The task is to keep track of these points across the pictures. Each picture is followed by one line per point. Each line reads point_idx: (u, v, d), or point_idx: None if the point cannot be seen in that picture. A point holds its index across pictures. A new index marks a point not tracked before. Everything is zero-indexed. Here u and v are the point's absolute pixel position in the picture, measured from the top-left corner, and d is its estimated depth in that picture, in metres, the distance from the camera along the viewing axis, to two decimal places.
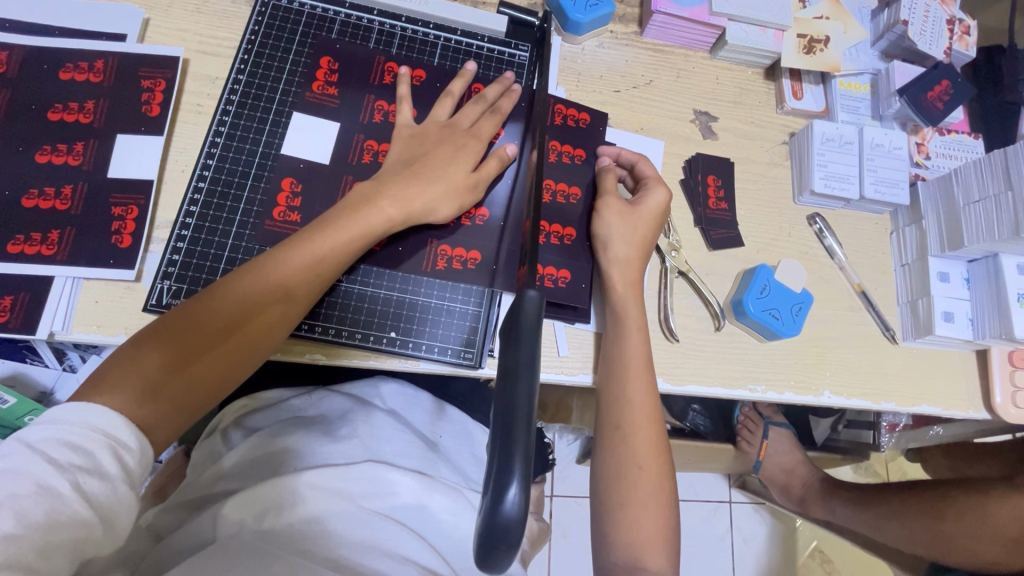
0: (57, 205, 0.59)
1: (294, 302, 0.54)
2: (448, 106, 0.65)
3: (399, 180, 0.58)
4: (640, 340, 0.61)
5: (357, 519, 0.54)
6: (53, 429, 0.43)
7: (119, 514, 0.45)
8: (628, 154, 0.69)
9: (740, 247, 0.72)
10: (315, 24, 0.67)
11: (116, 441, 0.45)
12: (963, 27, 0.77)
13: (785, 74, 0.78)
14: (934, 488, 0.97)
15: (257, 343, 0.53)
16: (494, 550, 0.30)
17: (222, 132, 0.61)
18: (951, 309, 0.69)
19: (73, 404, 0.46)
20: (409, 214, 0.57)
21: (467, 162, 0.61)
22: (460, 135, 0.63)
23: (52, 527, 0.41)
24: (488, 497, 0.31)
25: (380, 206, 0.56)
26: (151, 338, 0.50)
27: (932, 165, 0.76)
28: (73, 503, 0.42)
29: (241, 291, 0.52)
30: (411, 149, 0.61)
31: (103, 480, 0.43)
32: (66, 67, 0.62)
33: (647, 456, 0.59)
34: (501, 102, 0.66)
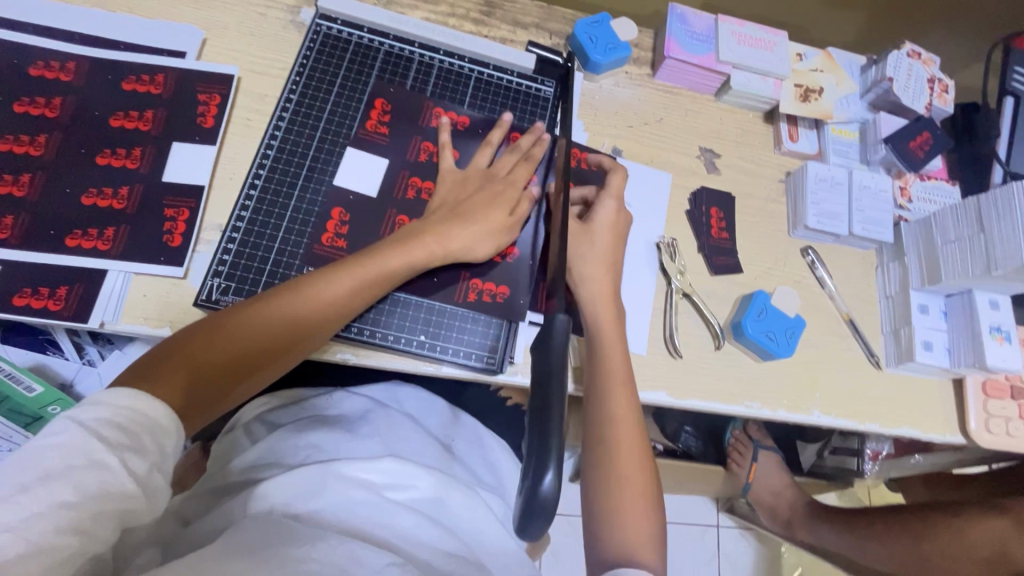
0: (113, 204, 0.63)
1: (328, 325, 0.58)
2: (488, 153, 0.71)
3: (446, 222, 0.64)
4: (621, 348, 0.66)
5: (381, 508, 0.58)
6: (101, 408, 0.45)
7: (155, 492, 0.47)
8: (619, 185, 0.72)
9: (739, 274, 0.78)
10: (361, 53, 0.73)
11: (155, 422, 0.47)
12: (942, 86, 0.86)
13: (782, 118, 0.86)
14: (914, 512, 1.02)
15: (288, 357, 0.58)
16: (529, 522, 0.34)
17: (274, 145, 0.67)
18: (931, 338, 0.75)
19: (122, 390, 0.48)
20: (448, 252, 0.63)
21: (506, 207, 0.67)
22: (499, 183, 0.68)
23: (102, 500, 0.43)
24: (528, 480, 0.34)
25: (424, 240, 0.62)
26: (189, 342, 0.53)
27: (914, 208, 0.83)
28: (120, 478, 0.44)
29: (283, 308, 0.56)
30: (455, 194, 0.67)
31: (146, 458, 0.45)
32: (129, 78, 0.67)
33: (633, 458, 0.62)
34: (535, 151, 0.72)
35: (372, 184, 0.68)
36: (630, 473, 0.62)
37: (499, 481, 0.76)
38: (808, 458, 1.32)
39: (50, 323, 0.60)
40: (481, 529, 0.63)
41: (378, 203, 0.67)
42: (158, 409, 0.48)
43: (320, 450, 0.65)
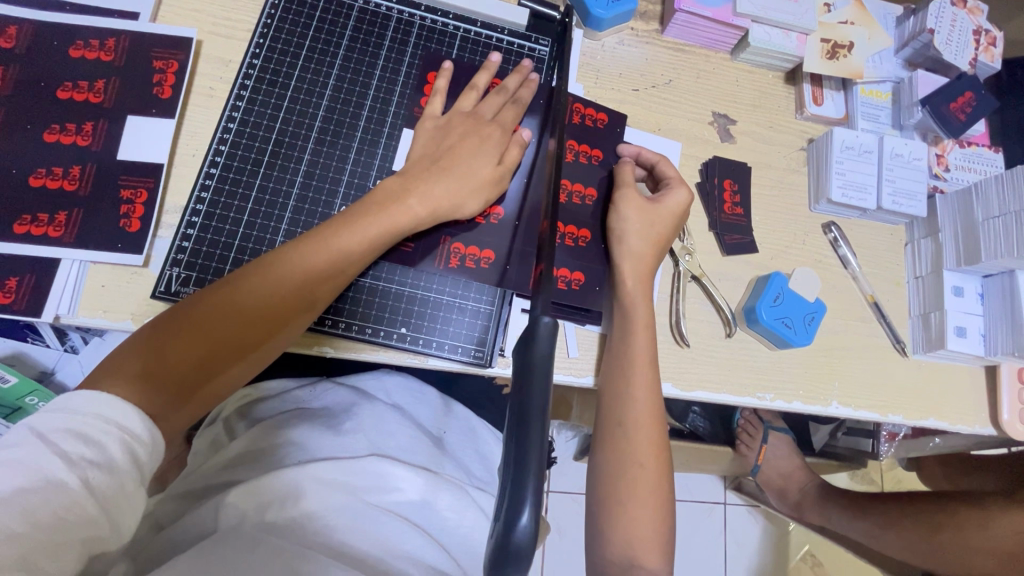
0: (65, 185, 0.58)
1: (311, 300, 0.53)
2: (473, 98, 0.64)
3: (425, 176, 0.58)
4: (646, 336, 0.60)
5: (363, 516, 0.54)
6: (64, 418, 0.41)
7: (125, 511, 0.43)
8: (648, 154, 0.68)
9: (754, 253, 0.71)
10: (332, 11, 0.65)
11: (127, 432, 0.43)
12: (990, 38, 0.76)
13: (805, 79, 0.77)
14: (933, 500, 0.97)
15: (273, 340, 0.52)
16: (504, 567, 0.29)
17: (236, 117, 0.60)
18: (964, 323, 0.69)
19: (85, 393, 0.44)
20: (436, 212, 0.57)
21: (492, 155, 0.61)
22: (484, 126, 0.62)
23: (59, 525, 0.39)
24: (500, 523, 0.30)
25: (408, 204, 0.56)
26: (160, 334, 0.48)
27: (951, 177, 0.75)
28: (81, 498, 0.40)
29: (260, 287, 0.51)
30: (436, 141, 0.60)
31: (111, 475, 0.41)
32: (76, 44, 0.61)
33: (648, 453, 0.57)
34: (521, 92, 0.65)
35: (346, 159, 0.61)
36: (647, 467, 0.57)
37: (493, 475, 0.72)
38: (821, 438, 1.25)
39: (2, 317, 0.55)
40: (472, 534, 0.59)
41: (352, 179, 0.61)
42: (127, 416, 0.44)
43: (300, 449, 0.61)
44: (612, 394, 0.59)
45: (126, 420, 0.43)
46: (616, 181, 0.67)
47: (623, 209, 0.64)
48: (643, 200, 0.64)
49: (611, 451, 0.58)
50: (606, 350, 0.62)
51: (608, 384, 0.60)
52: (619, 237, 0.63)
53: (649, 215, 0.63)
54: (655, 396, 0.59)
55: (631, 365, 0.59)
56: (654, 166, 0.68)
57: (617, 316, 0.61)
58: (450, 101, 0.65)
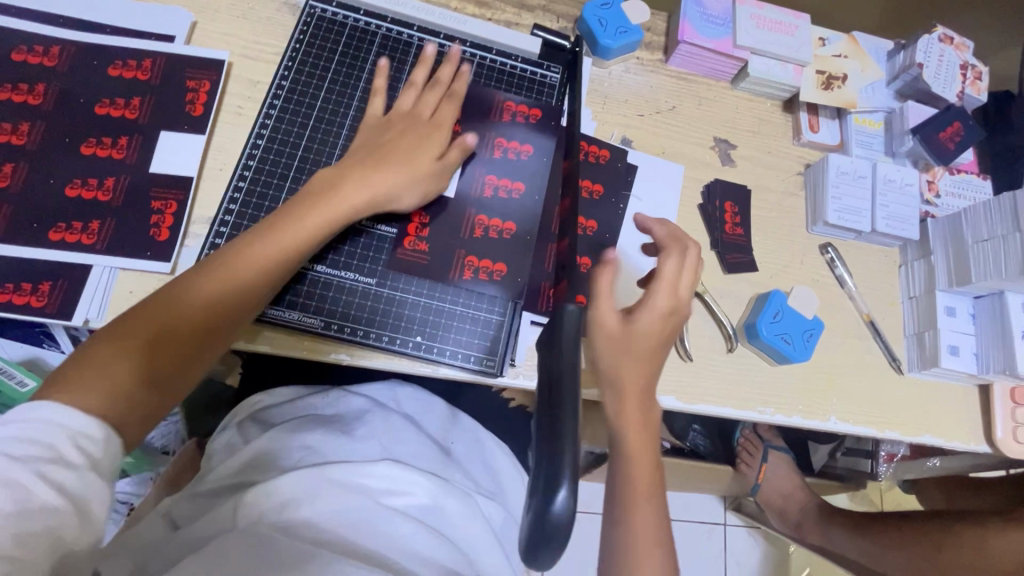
0: (98, 196, 0.60)
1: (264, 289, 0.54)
2: (412, 95, 0.65)
3: (362, 166, 0.59)
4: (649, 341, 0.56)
5: (376, 515, 0.55)
6: (9, 425, 0.41)
7: (92, 502, 0.42)
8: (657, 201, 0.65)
9: (754, 272, 0.74)
10: (357, 37, 0.69)
11: (77, 428, 0.42)
12: (975, 72, 0.81)
13: (802, 107, 0.81)
14: (932, 519, 0.98)
15: (228, 331, 0.53)
16: (541, 549, 0.31)
17: (264, 134, 0.64)
18: (957, 342, 0.71)
19: (30, 404, 0.43)
20: (375, 201, 0.59)
21: (432, 150, 0.63)
22: (423, 123, 0.64)
23: (23, 518, 0.38)
24: (535, 500, 0.31)
25: (343, 193, 0.58)
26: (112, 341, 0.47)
27: (942, 203, 0.78)
28: (40, 493, 0.39)
29: (213, 283, 0.52)
30: (372, 137, 0.62)
31: (69, 469, 0.41)
32: (114, 64, 0.64)
33: (643, 479, 0.53)
34: (455, 84, 0.67)
35: None
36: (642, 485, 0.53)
37: (499, 486, 0.73)
38: (821, 458, 1.24)
39: (32, 320, 0.57)
40: (478, 539, 0.61)
41: None
42: (82, 415, 0.43)
43: (317, 452, 0.63)
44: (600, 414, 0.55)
45: (76, 418, 0.43)
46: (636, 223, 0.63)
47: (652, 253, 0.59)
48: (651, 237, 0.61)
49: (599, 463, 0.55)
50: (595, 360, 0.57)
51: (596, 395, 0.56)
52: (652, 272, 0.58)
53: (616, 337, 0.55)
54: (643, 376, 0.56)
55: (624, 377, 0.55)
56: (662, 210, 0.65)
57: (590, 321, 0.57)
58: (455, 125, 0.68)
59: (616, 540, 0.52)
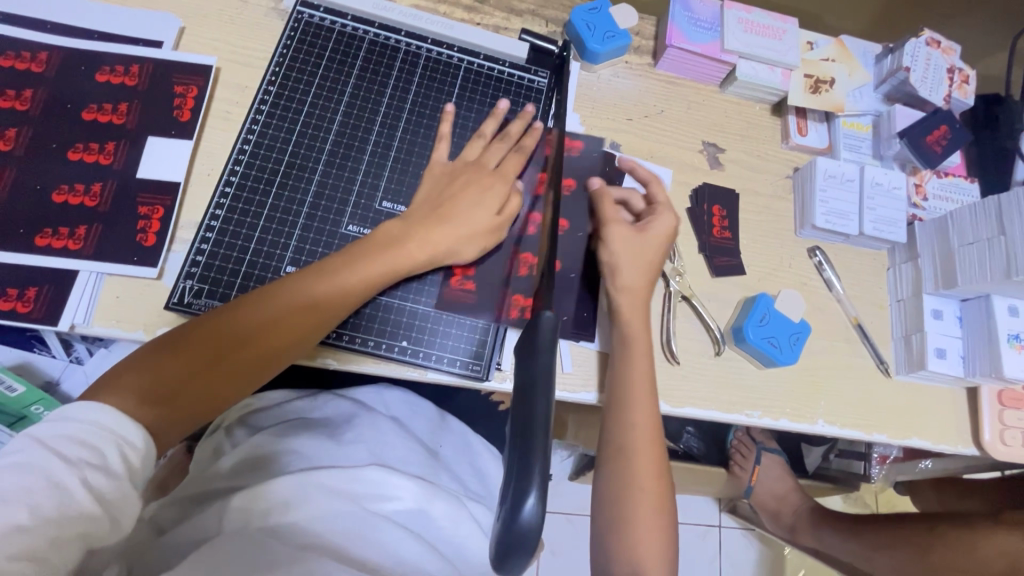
0: (85, 202, 0.61)
1: (319, 326, 0.56)
2: (479, 146, 0.67)
3: (426, 221, 0.61)
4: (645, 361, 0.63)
5: (362, 520, 0.55)
6: (63, 426, 0.43)
7: (125, 511, 0.44)
8: (642, 172, 0.72)
9: (742, 275, 0.74)
10: (345, 43, 0.69)
11: (124, 440, 0.45)
12: (963, 76, 0.81)
13: (790, 111, 0.81)
14: (923, 521, 0.99)
15: (269, 362, 0.55)
16: (510, 554, 0.31)
17: (251, 140, 0.64)
18: (944, 345, 0.71)
19: (84, 404, 0.46)
20: (434, 255, 0.60)
21: (493, 204, 0.64)
22: (486, 175, 0.65)
23: (63, 519, 0.40)
24: (506, 506, 0.31)
25: (408, 248, 0.59)
26: (163, 348, 0.51)
27: (930, 206, 0.79)
28: (82, 499, 0.41)
29: (268, 308, 0.54)
30: (441, 189, 0.63)
31: (110, 477, 0.43)
32: (102, 69, 0.65)
33: (647, 478, 0.59)
34: (524, 140, 0.69)
35: (354, 180, 0.65)
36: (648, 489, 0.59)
37: (489, 489, 0.73)
38: (814, 460, 1.24)
39: (18, 325, 0.58)
40: (464, 542, 0.61)
41: (359, 200, 0.64)
42: (123, 425, 0.46)
43: (304, 457, 0.63)
44: (614, 419, 0.61)
45: (125, 429, 0.46)
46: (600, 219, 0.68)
47: (613, 244, 0.66)
48: (630, 231, 0.67)
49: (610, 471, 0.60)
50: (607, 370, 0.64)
51: (610, 411, 0.61)
52: (613, 270, 0.66)
53: (637, 241, 0.66)
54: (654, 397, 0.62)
55: (632, 386, 0.61)
56: (648, 184, 0.71)
57: (616, 335, 0.64)
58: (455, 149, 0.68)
59: (619, 539, 0.58)
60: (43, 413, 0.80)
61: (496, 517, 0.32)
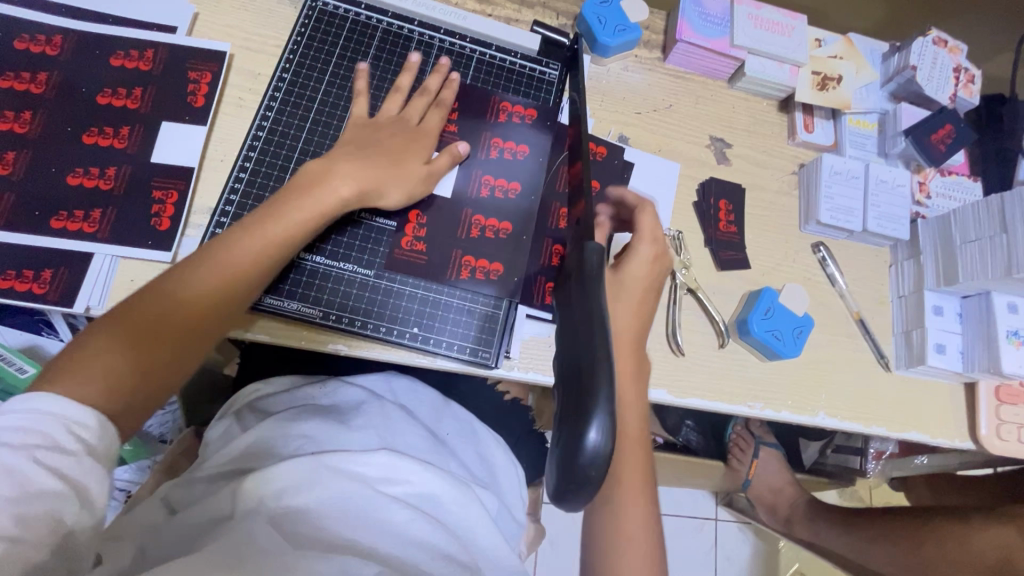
0: (100, 184, 0.61)
1: (246, 282, 0.55)
2: (438, 111, 0.67)
3: (380, 171, 0.61)
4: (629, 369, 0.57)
5: (373, 502, 0.56)
6: (2, 416, 0.43)
7: (96, 488, 0.45)
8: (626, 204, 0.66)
9: (747, 269, 0.75)
10: (358, 31, 0.70)
11: (73, 421, 0.45)
12: (969, 76, 0.82)
13: (798, 107, 0.82)
14: (917, 515, 1.00)
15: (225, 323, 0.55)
16: (573, 481, 0.31)
17: (265, 126, 0.64)
18: (944, 341, 0.73)
19: (25, 394, 0.45)
20: (367, 200, 0.60)
21: (421, 154, 0.64)
22: (414, 127, 0.65)
23: (26, 504, 0.41)
24: (567, 437, 0.32)
25: (333, 189, 0.58)
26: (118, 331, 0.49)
27: (932, 205, 0.80)
28: (39, 480, 0.42)
29: (192, 268, 0.53)
30: (364, 137, 0.63)
31: (62, 456, 0.43)
32: (116, 54, 0.65)
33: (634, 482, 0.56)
34: (453, 96, 0.68)
35: None
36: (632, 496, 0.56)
37: (492, 475, 0.75)
38: (811, 454, 1.29)
39: (34, 307, 0.58)
40: (474, 526, 0.62)
41: None
42: (72, 402, 0.45)
43: (314, 442, 0.63)
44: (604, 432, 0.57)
45: (71, 406, 0.45)
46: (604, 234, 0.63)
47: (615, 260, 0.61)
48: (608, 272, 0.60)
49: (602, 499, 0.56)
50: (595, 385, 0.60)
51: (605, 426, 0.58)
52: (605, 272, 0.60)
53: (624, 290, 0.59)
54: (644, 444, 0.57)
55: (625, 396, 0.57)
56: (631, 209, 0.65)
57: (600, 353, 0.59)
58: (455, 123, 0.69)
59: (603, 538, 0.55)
60: None
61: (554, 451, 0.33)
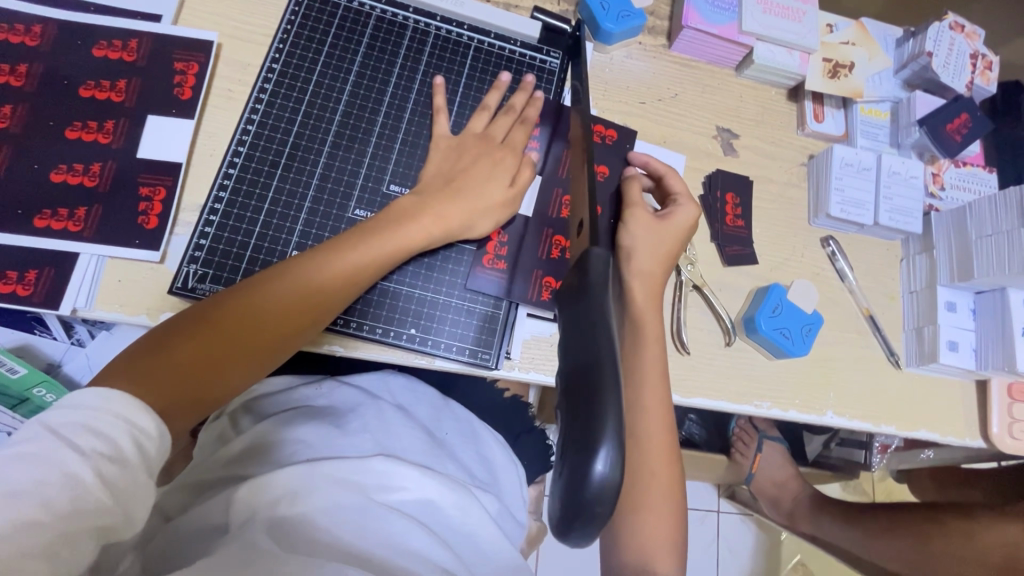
0: (85, 181, 0.59)
1: (327, 307, 0.55)
2: (485, 119, 0.66)
3: (441, 196, 0.60)
4: (657, 350, 0.61)
5: (370, 510, 0.55)
6: (73, 414, 0.42)
7: (137, 502, 0.43)
8: (656, 164, 0.69)
9: (755, 265, 0.73)
10: (350, 19, 0.67)
11: (136, 428, 0.44)
12: (986, 62, 0.79)
13: (807, 96, 0.79)
14: (924, 511, 0.99)
15: (278, 344, 0.54)
16: (574, 519, 0.30)
17: (254, 120, 0.62)
18: (957, 338, 0.71)
19: (95, 390, 0.44)
20: (448, 231, 0.59)
21: (506, 176, 0.63)
22: (496, 148, 0.64)
23: (77, 515, 0.39)
24: (571, 463, 0.30)
25: (420, 223, 0.58)
26: (177, 333, 0.50)
27: (946, 196, 0.77)
28: (97, 492, 0.40)
29: (278, 289, 0.53)
30: (449, 163, 0.63)
31: (125, 469, 0.42)
32: (99, 44, 0.62)
33: (660, 463, 0.58)
34: (528, 110, 0.67)
35: (361, 163, 0.63)
36: (660, 477, 0.58)
37: (494, 476, 0.73)
38: (814, 449, 1.25)
39: (19, 309, 0.56)
40: (475, 531, 0.61)
41: (365, 185, 0.63)
42: (138, 412, 0.45)
43: (311, 446, 0.62)
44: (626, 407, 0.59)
45: (136, 416, 0.44)
46: (625, 198, 0.67)
47: (632, 226, 0.64)
48: (651, 217, 0.65)
49: (626, 489, 0.57)
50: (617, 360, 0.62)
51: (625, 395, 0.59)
52: (629, 253, 0.64)
53: (657, 229, 0.64)
54: (670, 431, 0.59)
55: (643, 375, 0.59)
56: (661, 178, 0.69)
57: (626, 320, 0.62)
58: (457, 120, 0.67)
59: (626, 527, 0.57)
60: (45, 395, 0.80)
61: (558, 477, 0.31)
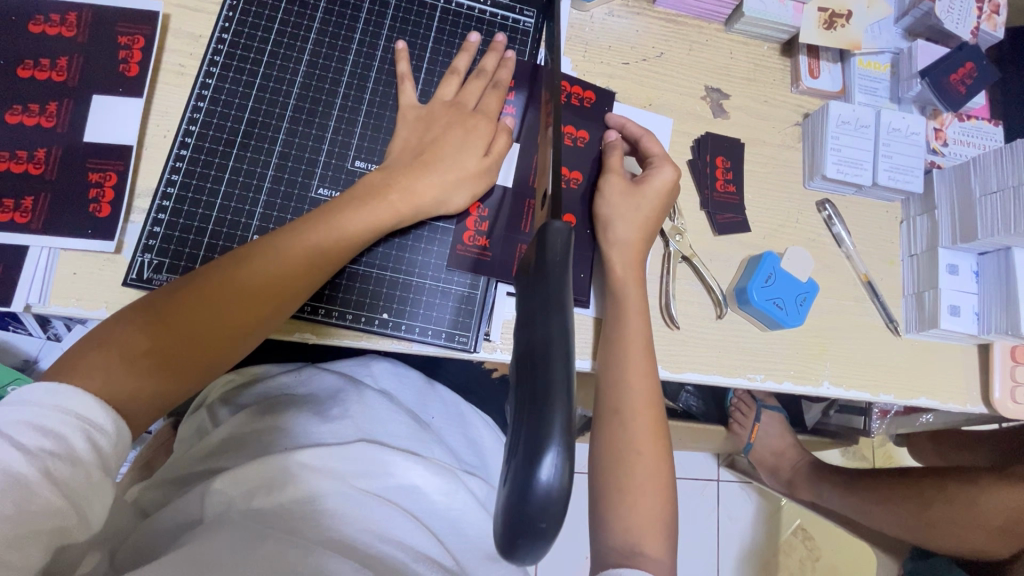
0: (30, 169, 0.55)
1: (294, 294, 0.52)
2: (454, 84, 0.61)
3: (409, 170, 0.56)
4: (641, 324, 0.58)
5: (351, 499, 0.54)
6: (16, 412, 0.40)
7: (94, 502, 0.41)
8: (633, 127, 0.65)
9: (747, 232, 0.69)
10: None
11: (89, 423, 0.42)
12: (993, 6, 0.73)
13: (802, 50, 0.74)
14: (923, 477, 0.98)
15: (243, 336, 0.50)
16: (520, 537, 0.26)
17: (205, 96, 0.58)
18: (959, 302, 0.68)
19: (43, 384, 0.42)
20: (419, 208, 0.56)
21: (478, 145, 0.59)
22: (468, 115, 0.60)
23: (24, 517, 0.37)
24: (518, 467, 0.27)
25: (388, 200, 0.54)
26: (130, 325, 0.46)
27: (949, 152, 0.74)
28: (44, 491, 0.38)
29: (240, 275, 0.49)
30: (419, 134, 0.59)
31: (75, 466, 0.39)
32: (36, 19, 0.58)
33: (646, 440, 0.56)
34: (500, 73, 0.63)
35: (323, 138, 0.59)
36: (645, 455, 0.55)
37: (482, 459, 0.72)
38: (813, 416, 1.24)
39: None
40: (461, 517, 0.59)
41: (328, 162, 0.59)
42: (88, 407, 0.42)
43: (290, 435, 0.60)
44: (609, 383, 0.57)
45: (87, 411, 0.42)
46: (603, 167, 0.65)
47: (608, 195, 0.62)
48: (627, 183, 0.62)
49: (611, 469, 0.55)
50: (601, 337, 0.60)
51: (606, 372, 0.58)
52: (606, 224, 0.62)
53: (635, 197, 0.61)
54: (657, 407, 0.57)
55: (625, 353, 0.57)
56: (639, 141, 0.65)
57: (610, 300, 0.60)
58: (426, 88, 0.63)
59: (612, 510, 0.54)
60: None
61: (505, 480, 0.28)
